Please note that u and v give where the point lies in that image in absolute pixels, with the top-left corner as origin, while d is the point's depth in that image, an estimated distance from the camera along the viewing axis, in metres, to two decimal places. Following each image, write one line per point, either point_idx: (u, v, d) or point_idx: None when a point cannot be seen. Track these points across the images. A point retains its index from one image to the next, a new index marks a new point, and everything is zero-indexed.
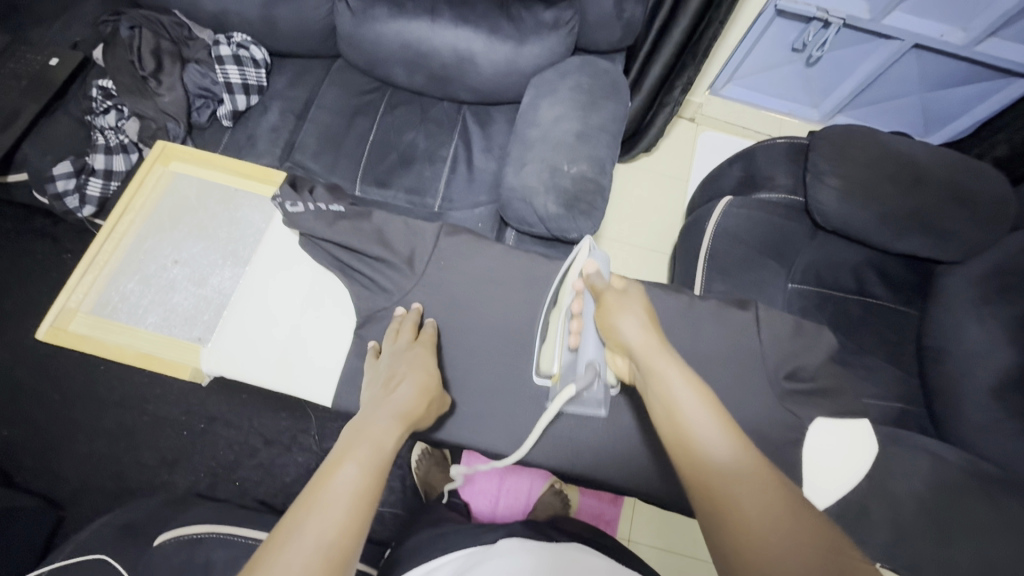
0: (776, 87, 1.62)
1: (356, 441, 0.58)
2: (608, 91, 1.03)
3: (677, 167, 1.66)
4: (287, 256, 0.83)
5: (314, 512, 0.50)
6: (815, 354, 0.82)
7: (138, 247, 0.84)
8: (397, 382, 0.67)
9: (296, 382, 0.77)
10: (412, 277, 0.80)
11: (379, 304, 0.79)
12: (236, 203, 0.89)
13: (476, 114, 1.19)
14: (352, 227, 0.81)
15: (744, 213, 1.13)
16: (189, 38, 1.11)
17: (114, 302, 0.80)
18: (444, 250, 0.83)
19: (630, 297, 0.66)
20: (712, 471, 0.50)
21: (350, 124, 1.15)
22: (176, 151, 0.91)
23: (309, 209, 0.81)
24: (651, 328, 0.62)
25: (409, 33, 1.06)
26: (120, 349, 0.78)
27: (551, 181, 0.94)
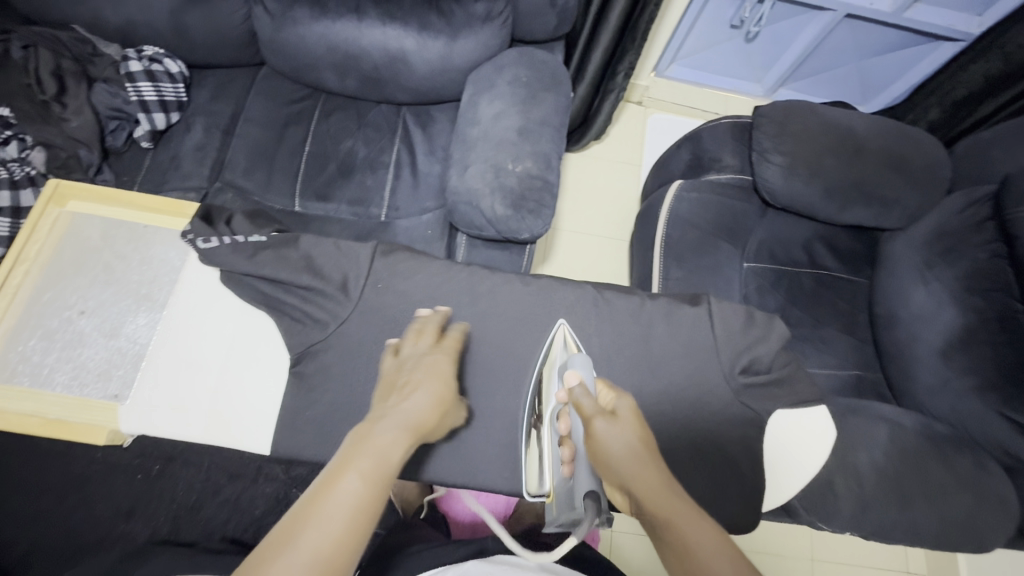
0: (719, 64, 1.62)
1: (362, 447, 0.55)
2: (547, 83, 1.01)
3: (628, 152, 1.65)
4: (209, 294, 0.79)
5: (311, 526, 0.49)
6: (768, 345, 0.82)
7: (40, 299, 0.77)
8: (411, 389, 0.63)
9: (228, 430, 0.73)
10: (347, 304, 0.77)
11: (312, 337, 0.76)
12: (147, 240, 0.82)
13: (416, 116, 1.15)
14: (276, 256, 0.78)
15: (695, 196, 1.13)
16: (93, 54, 1.02)
17: (14, 366, 0.73)
18: (380, 270, 0.79)
19: (622, 425, 0.61)
20: (694, 556, 0.53)
21: (283, 136, 1.09)
22: (73, 189, 0.83)
23: (224, 242, 0.78)
24: (645, 461, 0.59)
25: (335, 34, 1.00)
26: (23, 417, 0.71)
27: (496, 182, 0.91)
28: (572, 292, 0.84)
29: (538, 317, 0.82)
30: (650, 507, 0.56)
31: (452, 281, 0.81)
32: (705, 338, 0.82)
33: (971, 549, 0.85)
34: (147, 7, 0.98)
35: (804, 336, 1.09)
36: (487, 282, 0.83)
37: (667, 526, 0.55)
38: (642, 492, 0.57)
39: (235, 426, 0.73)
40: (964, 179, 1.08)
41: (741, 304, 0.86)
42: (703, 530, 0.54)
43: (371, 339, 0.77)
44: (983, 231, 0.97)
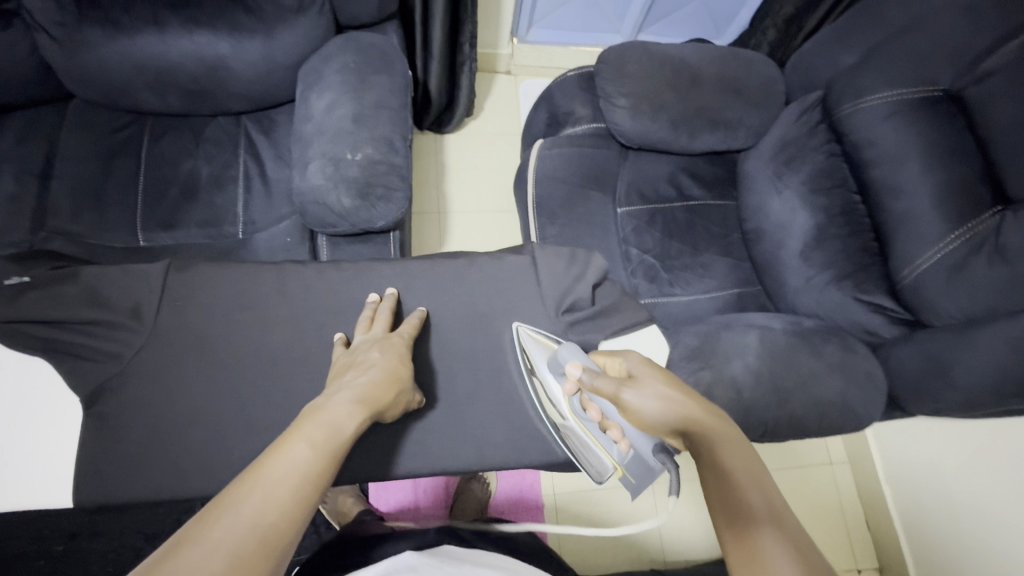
0: (575, 22, 1.62)
1: (314, 418, 0.57)
2: (377, 65, 0.97)
3: (505, 123, 1.64)
4: None
5: (253, 490, 0.48)
6: (583, 284, 0.84)
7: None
8: (367, 365, 0.67)
9: (23, 490, 0.68)
10: (142, 330, 0.73)
11: (108, 371, 0.72)
12: None
13: (257, 122, 1.09)
14: (47, 295, 0.72)
15: (557, 152, 1.13)
16: None
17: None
18: (174, 289, 0.75)
19: (644, 377, 0.67)
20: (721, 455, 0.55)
21: (111, 170, 1.01)
22: None
23: None
24: (680, 396, 0.63)
25: (138, 51, 0.93)
26: None
27: (338, 175, 0.87)
28: (430, 273, 0.83)
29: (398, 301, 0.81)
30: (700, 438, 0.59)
31: (306, 284, 0.79)
32: (555, 282, 0.84)
33: (852, 429, 0.91)
34: None
35: (686, 266, 1.13)
36: (344, 278, 0.80)
37: (724, 481, 0.52)
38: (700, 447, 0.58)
39: (28, 484, 0.69)
40: (797, 89, 1.14)
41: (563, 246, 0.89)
42: (755, 484, 0.51)
43: (219, 360, 0.74)
44: (817, 135, 1.03)
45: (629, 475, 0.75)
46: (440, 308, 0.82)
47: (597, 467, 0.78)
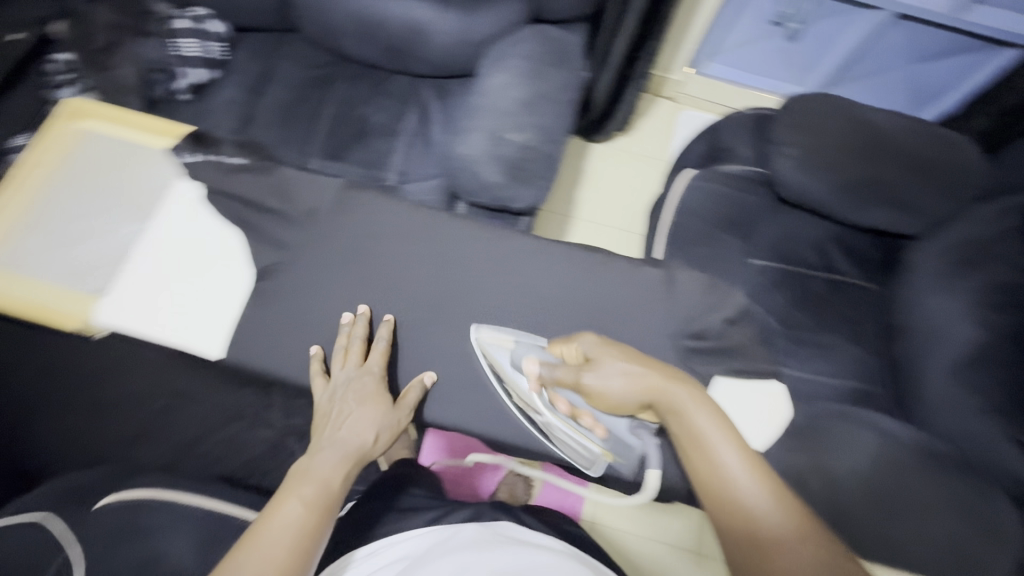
0: (759, 64, 1.57)
1: (299, 490, 0.65)
2: (558, 60, 1.01)
3: (655, 147, 1.62)
4: (188, 213, 0.86)
5: (254, 552, 0.58)
6: (720, 312, 0.85)
7: (31, 210, 0.84)
8: (343, 416, 0.73)
9: (191, 333, 0.80)
10: (310, 226, 0.85)
11: (270, 256, 0.84)
12: (144, 162, 0.90)
13: (436, 87, 1.18)
14: (254, 178, 0.88)
15: (705, 186, 1.10)
16: (148, 11, 1.10)
17: (10, 254, 0.82)
18: (348, 203, 0.86)
19: (605, 357, 0.73)
20: (702, 439, 0.63)
21: (307, 99, 1.15)
22: (92, 108, 0.92)
23: (208, 159, 0.89)
24: (645, 368, 0.71)
25: (362, 3, 1.05)
26: (12, 300, 0.79)
27: (494, 151, 0.92)
28: (551, 264, 0.85)
29: (514, 281, 0.85)
30: (672, 416, 0.67)
31: (443, 239, 0.86)
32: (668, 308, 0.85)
33: None
34: None
35: (809, 341, 1.04)
36: (474, 244, 0.86)
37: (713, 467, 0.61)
38: (682, 437, 0.66)
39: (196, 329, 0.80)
40: (1001, 188, 1.01)
41: (686, 272, 0.87)
42: (738, 455, 0.61)
43: (360, 275, 0.84)
44: (1011, 244, 0.91)
45: (619, 459, 0.78)
46: (552, 299, 0.84)
47: (586, 459, 0.79)
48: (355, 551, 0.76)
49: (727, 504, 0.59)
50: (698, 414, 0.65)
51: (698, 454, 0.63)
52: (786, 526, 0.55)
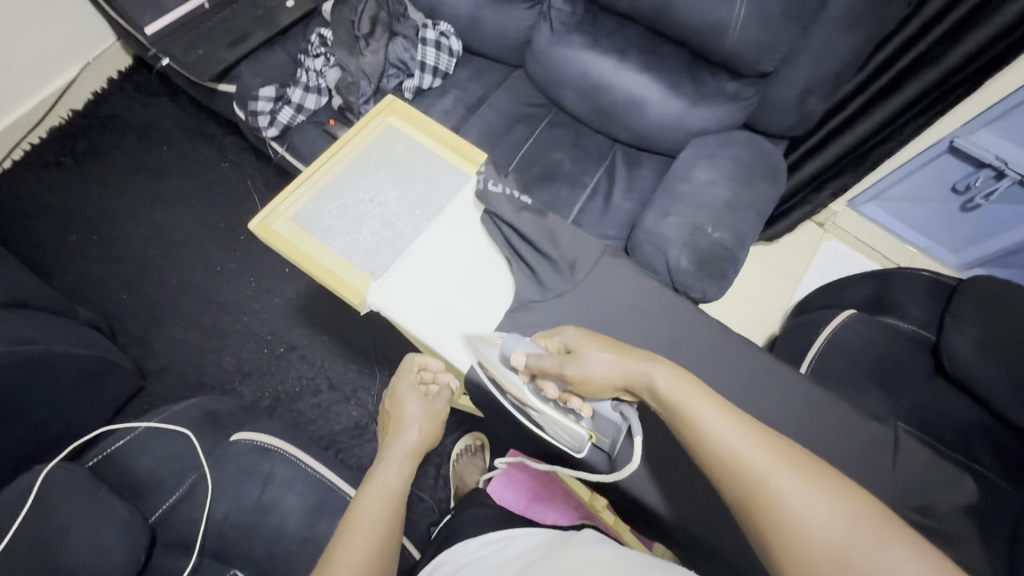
0: (918, 220, 1.58)
1: (372, 491, 0.68)
2: (765, 173, 1.05)
3: (793, 265, 1.63)
4: (464, 228, 0.86)
5: (344, 546, 0.62)
6: (945, 497, 0.74)
7: (339, 178, 0.85)
8: (393, 422, 0.77)
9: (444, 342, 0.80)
10: (569, 281, 0.86)
11: (532, 294, 0.85)
12: (436, 167, 0.89)
13: (627, 154, 1.23)
14: (534, 220, 0.86)
15: (866, 331, 1.09)
16: (403, 16, 1.24)
17: (312, 214, 0.82)
18: (603, 268, 0.87)
19: (583, 342, 0.70)
20: (683, 407, 0.59)
21: (510, 130, 1.23)
22: (402, 107, 0.92)
23: (505, 192, 0.85)
24: (616, 351, 0.68)
25: (594, 66, 1.13)
26: (309, 261, 0.79)
27: (689, 239, 0.96)
28: (738, 370, 0.81)
29: (703, 376, 0.81)
30: (653, 391, 0.63)
31: (653, 316, 0.84)
32: (859, 471, 0.75)
33: None
34: None
35: None
36: (665, 330, 0.84)
37: (690, 427, 0.58)
38: (669, 416, 0.61)
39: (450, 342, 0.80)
40: None
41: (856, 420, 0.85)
42: (714, 407, 0.58)
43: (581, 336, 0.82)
44: None
45: (602, 437, 0.75)
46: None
47: (574, 439, 0.73)
48: (458, 543, 0.81)
49: (727, 465, 0.54)
50: (663, 380, 0.63)
51: (682, 425, 0.59)
52: (777, 467, 0.52)
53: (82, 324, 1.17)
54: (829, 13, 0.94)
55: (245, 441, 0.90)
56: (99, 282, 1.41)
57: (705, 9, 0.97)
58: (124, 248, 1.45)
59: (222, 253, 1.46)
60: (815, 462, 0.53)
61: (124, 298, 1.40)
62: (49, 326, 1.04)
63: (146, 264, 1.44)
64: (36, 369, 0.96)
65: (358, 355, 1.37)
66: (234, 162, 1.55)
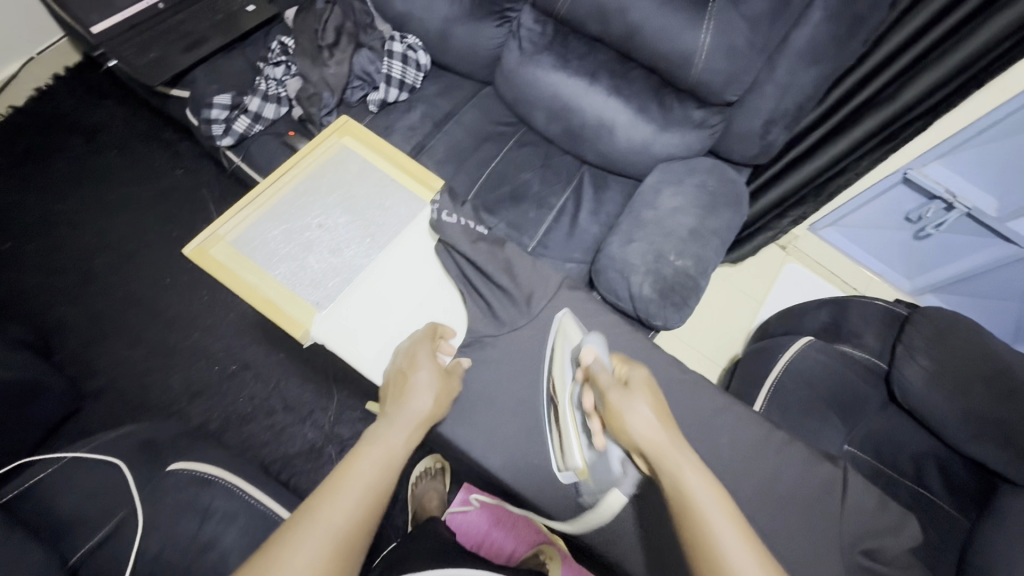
0: (875, 246, 1.62)
1: (372, 449, 0.62)
2: (729, 201, 1.06)
3: (756, 287, 1.66)
4: (416, 257, 0.88)
5: (329, 503, 0.55)
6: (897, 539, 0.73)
7: (286, 203, 0.87)
8: (407, 384, 0.70)
9: None
10: (525, 315, 0.83)
11: (487, 329, 0.83)
12: (388, 192, 0.92)
13: (595, 176, 1.22)
14: (489, 251, 0.85)
15: (823, 358, 1.10)
16: (370, 27, 1.20)
17: (254, 240, 0.83)
18: (562, 300, 0.84)
19: (634, 390, 0.66)
20: (694, 513, 0.56)
21: (478, 148, 1.21)
22: (356, 130, 0.95)
23: (459, 222, 0.85)
24: (660, 422, 0.63)
25: (565, 87, 1.13)
26: (249, 288, 0.80)
27: (653, 266, 0.96)
28: (697, 403, 0.81)
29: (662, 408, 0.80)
30: (669, 478, 0.59)
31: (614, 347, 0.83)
32: (813, 506, 0.75)
33: None
34: (429, 8, 1.16)
35: None
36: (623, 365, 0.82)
37: (700, 534, 0.55)
38: (676, 509, 0.58)
39: None
40: None
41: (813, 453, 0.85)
42: (737, 534, 0.54)
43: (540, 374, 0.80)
44: None
45: (591, 479, 0.72)
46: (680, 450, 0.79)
47: (562, 457, 0.73)
48: None
49: None
50: (692, 479, 0.58)
51: (689, 528, 0.56)
52: None
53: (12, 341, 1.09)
54: (791, 47, 0.96)
55: (180, 473, 0.84)
56: (36, 292, 1.32)
57: (672, 36, 0.98)
58: (65, 257, 1.36)
59: (173, 263, 1.39)
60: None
61: (64, 310, 1.32)
62: None
63: (89, 275, 1.35)
64: None
65: (316, 374, 1.32)
66: (189, 168, 1.48)
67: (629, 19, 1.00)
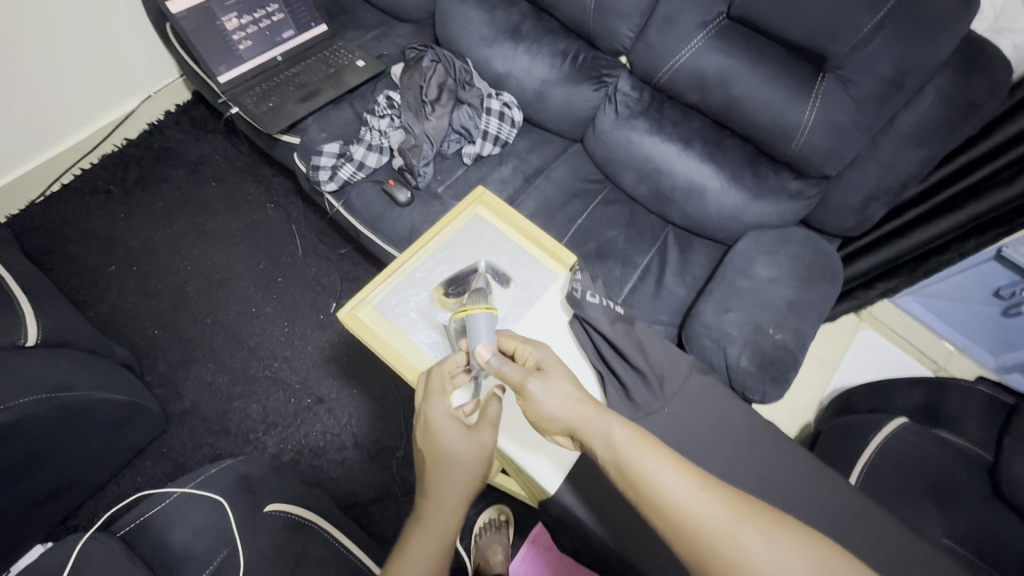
0: (958, 320, 1.56)
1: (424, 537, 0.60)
2: (827, 276, 1.05)
3: (829, 354, 1.61)
4: (548, 329, 0.87)
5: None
6: None
7: (425, 268, 0.93)
8: (432, 447, 0.65)
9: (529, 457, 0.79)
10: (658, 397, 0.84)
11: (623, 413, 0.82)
12: (521, 262, 0.94)
13: (680, 238, 1.23)
14: (623, 331, 0.86)
15: (919, 442, 1.05)
16: (469, 84, 1.25)
17: (397, 305, 0.89)
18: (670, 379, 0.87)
19: (546, 371, 0.68)
20: (632, 470, 0.57)
21: (566, 204, 1.24)
22: (491, 201, 1.00)
23: (600, 302, 0.86)
24: (573, 392, 0.65)
25: (657, 151, 1.15)
26: (393, 354, 0.85)
27: (751, 339, 0.95)
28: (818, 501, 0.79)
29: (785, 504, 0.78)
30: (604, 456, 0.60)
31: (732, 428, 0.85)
32: None
33: None
34: (529, 71, 1.22)
35: None
36: (736, 443, 0.83)
37: (638, 483, 0.56)
38: (617, 477, 0.58)
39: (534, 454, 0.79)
40: None
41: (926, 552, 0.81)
42: (674, 470, 0.56)
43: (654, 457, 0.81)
44: None
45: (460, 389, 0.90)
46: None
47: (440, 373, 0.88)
48: None
49: (686, 538, 0.52)
50: (619, 432, 0.60)
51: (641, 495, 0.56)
52: (736, 527, 0.51)
53: (116, 365, 1.15)
54: (898, 128, 0.96)
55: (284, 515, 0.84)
56: (132, 316, 1.39)
57: (775, 111, 1.00)
58: (160, 282, 1.44)
59: (258, 294, 1.44)
60: (779, 521, 0.52)
61: (155, 334, 1.38)
62: (77, 365, 1.02)
63: (179, 301, 1.42)
64: (65, 417, 0.95)
65: (386, 412, 1.33)
66: (278, 203, 1.55)
67: (731, 92, 1.02)
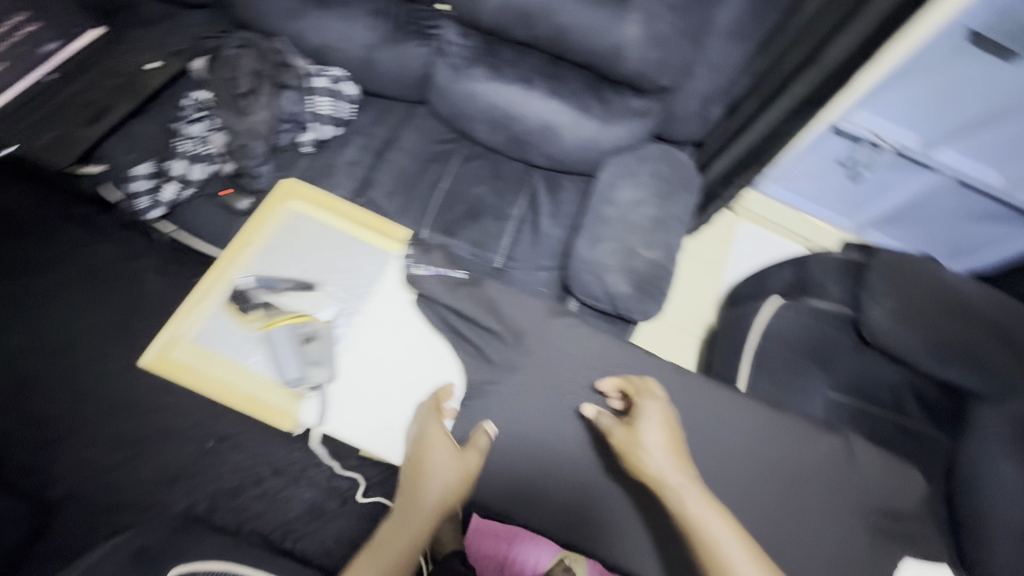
0: (817, 194, 1.69)
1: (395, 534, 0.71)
2: (684, 185, 1.08)
3: (714, 254, 1.70)
4: (387, 312, 0.90)
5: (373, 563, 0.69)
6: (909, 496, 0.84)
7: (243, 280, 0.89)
8: (425, 459, 0.75)
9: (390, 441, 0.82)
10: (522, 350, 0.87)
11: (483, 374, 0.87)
12: (351, 250, 0.95)
13: (547, 180, 1.22)
14: (469, 295, 0.89)
15: (794, 316, 1.13)
16: (285, 64, 1.13)
17: (217, 332, 0.85)
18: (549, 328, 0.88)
19: (654, 426, 0.74)
20: (690, 521, 0.65)
21: (424, 172, 1.18)
22: (298, 192, 0.97)
23: (433, 272, 0.90)
24: (674, 451, 0.71)
25: (501, 96, 1.10)
26: (224, 386, 0.82)
27: (625, 264, 0.97)
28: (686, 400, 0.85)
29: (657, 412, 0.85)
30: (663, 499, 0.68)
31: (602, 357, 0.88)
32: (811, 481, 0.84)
33: None
34: (348, 37, 1.11)
35: None
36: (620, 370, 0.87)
37: (699, 534, 0.64)
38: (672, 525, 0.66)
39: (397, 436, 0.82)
40: None
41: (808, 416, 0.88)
42: (734, 534, 0.63)
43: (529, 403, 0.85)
44: None
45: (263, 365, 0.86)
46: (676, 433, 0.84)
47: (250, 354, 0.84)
48: None
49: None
50: (694, 500, 0.66)
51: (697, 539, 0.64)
52: None
53: None
54: (717, 26, 0.97)
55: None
56: None
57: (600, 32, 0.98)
58: None
59: (119, 347, 1.28)
60: None
61: (4, 424, 1.21)
62: None
63: (24, 379, 1.24)
64: None
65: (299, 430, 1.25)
66: (113, 241, 1.37)
67: (558, 22, 0.98)
